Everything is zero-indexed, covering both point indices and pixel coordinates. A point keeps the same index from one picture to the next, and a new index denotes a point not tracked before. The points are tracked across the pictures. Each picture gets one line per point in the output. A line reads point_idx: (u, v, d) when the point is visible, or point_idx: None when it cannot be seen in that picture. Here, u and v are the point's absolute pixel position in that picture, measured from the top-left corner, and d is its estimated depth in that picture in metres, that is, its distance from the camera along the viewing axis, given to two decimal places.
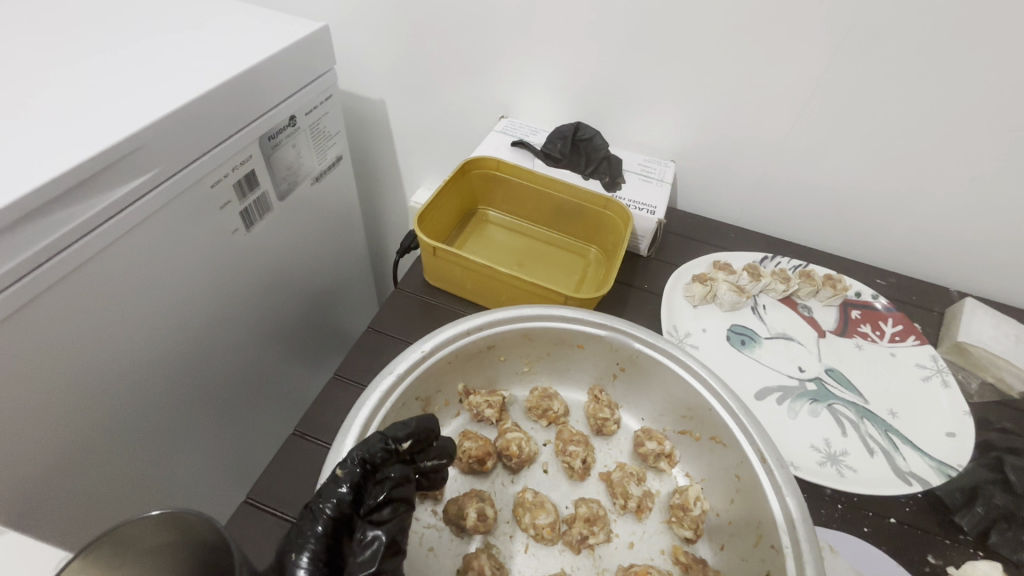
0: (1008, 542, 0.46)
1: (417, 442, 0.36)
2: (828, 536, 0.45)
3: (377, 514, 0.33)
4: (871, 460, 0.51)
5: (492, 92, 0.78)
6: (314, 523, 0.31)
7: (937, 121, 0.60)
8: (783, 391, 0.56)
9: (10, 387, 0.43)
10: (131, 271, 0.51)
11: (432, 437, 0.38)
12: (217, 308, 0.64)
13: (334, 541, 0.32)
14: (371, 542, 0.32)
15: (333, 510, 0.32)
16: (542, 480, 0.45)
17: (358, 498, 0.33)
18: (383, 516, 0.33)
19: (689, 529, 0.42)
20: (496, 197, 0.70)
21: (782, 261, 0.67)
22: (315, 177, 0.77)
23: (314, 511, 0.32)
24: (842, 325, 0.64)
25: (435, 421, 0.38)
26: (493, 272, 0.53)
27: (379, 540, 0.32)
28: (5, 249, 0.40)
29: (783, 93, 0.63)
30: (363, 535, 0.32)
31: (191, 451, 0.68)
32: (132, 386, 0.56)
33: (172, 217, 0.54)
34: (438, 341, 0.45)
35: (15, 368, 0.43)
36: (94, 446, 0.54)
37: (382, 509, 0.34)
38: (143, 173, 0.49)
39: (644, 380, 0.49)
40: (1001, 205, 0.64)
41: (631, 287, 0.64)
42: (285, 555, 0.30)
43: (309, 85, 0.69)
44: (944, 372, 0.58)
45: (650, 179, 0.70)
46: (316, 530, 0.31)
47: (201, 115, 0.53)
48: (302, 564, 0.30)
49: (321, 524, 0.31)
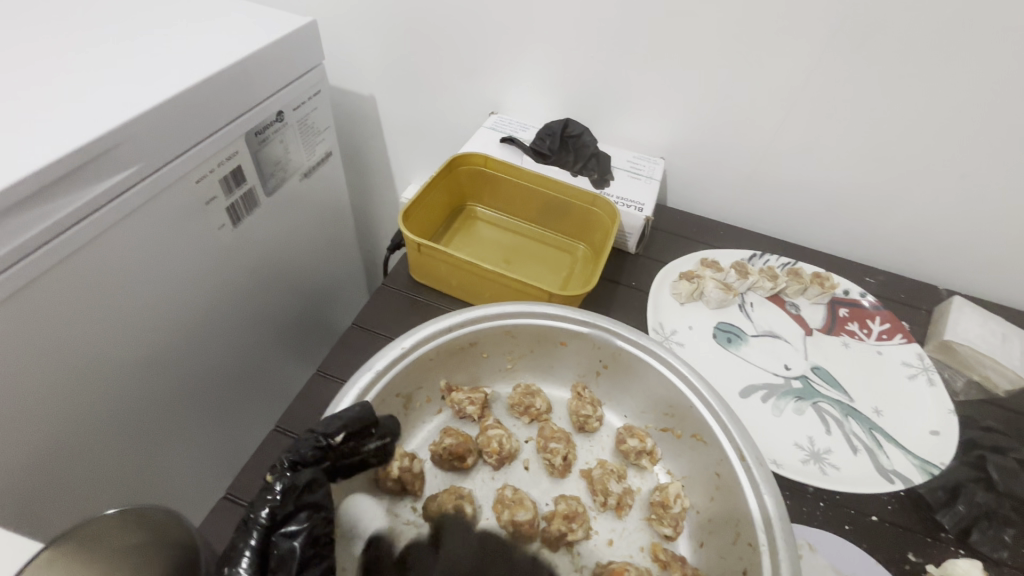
0: (990, 540, 0.46)
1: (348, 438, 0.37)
2: (808, 534, 0.45)
3: (293, 523, 0.33)
4: (854, 458, 0.51)
5: (482, 88, 0.78)
6: (245, 535, 0.32)
7: (925, 119, 0.59)
8: (768, 389, 0.56)
9: None
10: (114, 266, 0.51)
11: (369, 426, 0.38)
12: (203, 304, 0.64)
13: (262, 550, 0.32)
14: (291, 554, 0.32)
15: (264, 518, 0.32)
16: (523, 477, 0.45)
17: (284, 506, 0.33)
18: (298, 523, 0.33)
19: (669, 526, 0.42)
20: (484, 194, 0.70)
21: (770, 259, 0.67)
22: (304, 173, 0.77)
23: (245, 523, 0.32)
24: (830, 323, 0.63)
25: (369, 410, 0.38)
26: (477, 269, 0.53)
27: (293, 550, 0.32)
28: None
29: (772, 89, 0.63)
30: (279, 546, 0.32)
31: (173, 446, 0.67)
32: (115, 382, 0.56)
33: (155, 212, 0.54)
34: (419, 337, 0.45)
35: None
36: (73, 441, 0.53)
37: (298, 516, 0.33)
38: (125, 168, 0.49)
39: (627, 377, 0.49)
40: (990, 203, 0.63)
41: (618, 285, 0.64)
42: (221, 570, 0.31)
43: (297, 81, 0.68)
44: (930, 370, 0.58)
45: (639, 176, 0.70)
46: (248, 543, 0.32)
47: (184, 111, 0.52)
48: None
49: (253, 536, 0.32)
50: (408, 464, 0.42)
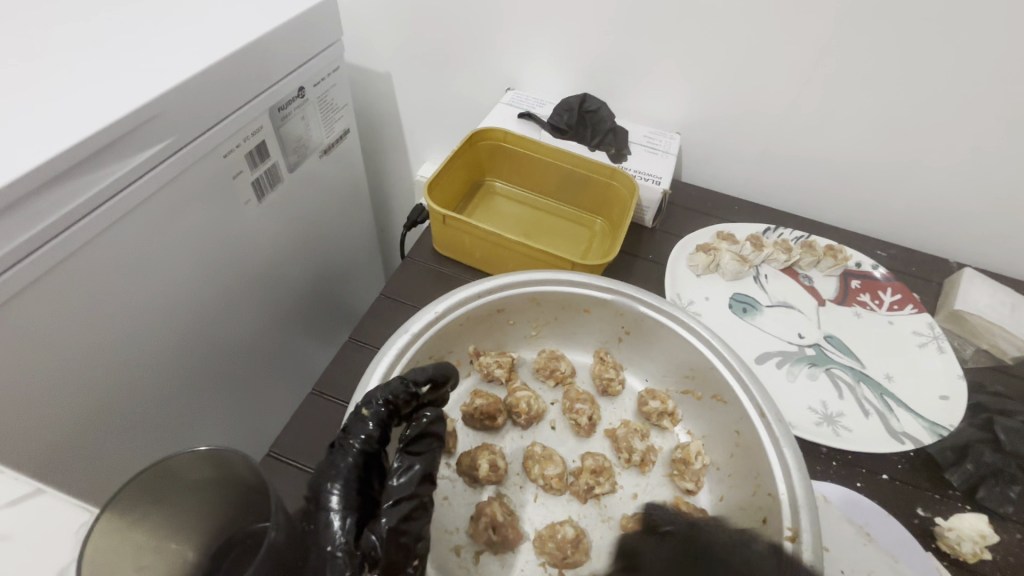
0: (997, 496, 0.48)
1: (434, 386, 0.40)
2: (823, 488, 0.47)
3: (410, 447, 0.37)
4: (866, 421, 0.52)
5: (497, 65, 0.79)
6: (344, 456, 0.34)
7: (939, 93, 0.60)
8: (783, 356, 0.58)
9: (40, 343, 0.46)
10: (151, 235, 0.53)
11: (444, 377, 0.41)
12: (231, 278, 0.66)
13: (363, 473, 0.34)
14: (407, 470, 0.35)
15: (362, 445, 0.35)
16: (550, 436, 0.47)
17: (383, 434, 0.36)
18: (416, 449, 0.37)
19: (690, 481, 0.45)
20: (502, 169, 0.71)
21: (784, 232, 0.68)
22: (323, 149, 0.78)
23: (343, 446, 0.34)
24: (842, 294, 0.65)
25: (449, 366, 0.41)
26: (502, 240, 0.54)
27: (415, 469, 0.35)
28: (35, 212, 0.42)
29: (788, 63, 0.64)
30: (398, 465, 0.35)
31: (206, 415, 0.70)
32: (152, 352, 0.58)
33: (187, 185, 0.55)
34: (451, 302, 0.46)
35: (44, 325, 0.46)
36: (116, 405, 0.56)
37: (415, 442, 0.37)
38: (158, 142, 0.50)
39: (649, 342, 0.51)
40: (1004, 174, 0.64)
41: (635, 258, 0.66)
42: (320, 484, 0.33)
43: (317, 56, 0.69)
44: (940, 339, 0.60)
45: (655, 150, 0.71)
46: (346, 461, 0.34)
47: (211, 85, 0.54)
48: (335, 491, 0.32)
49: (351, 456, 0.34)
50: None
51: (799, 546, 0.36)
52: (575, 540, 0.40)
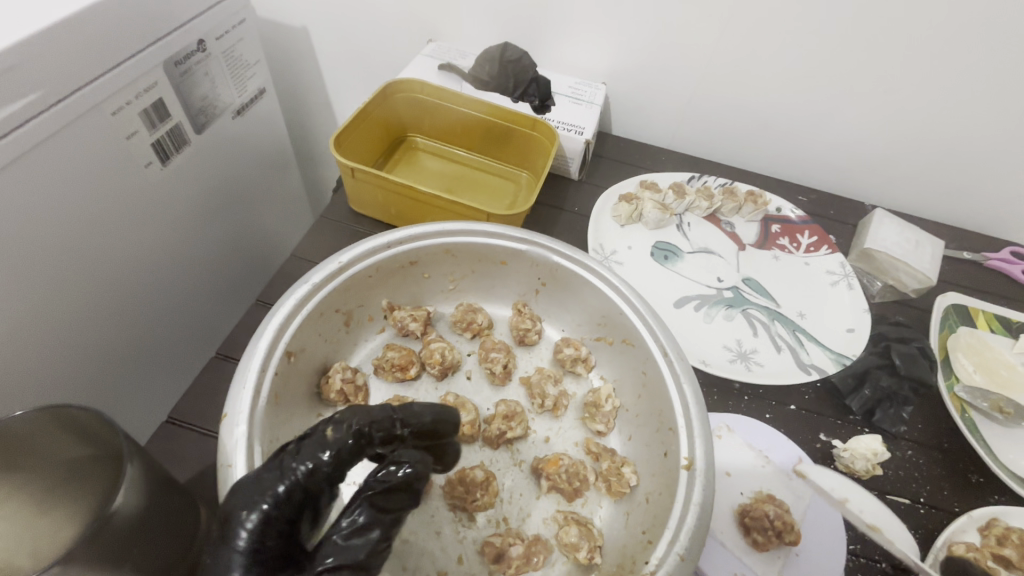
0: (891, 418, 0.50)
1: (429, 433, 0.35)
2: (728, 419, 0.49)
3: (355, 519, 0.31)
4: (777, 355, 0.55)
5: (418, 15, 0.75)
6: (281, 481, 0.31)
7: (849, 34, 0.61)
8: (701, 299, 0.59)
9: None
10: (34, 200, 0.49)
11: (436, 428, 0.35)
12: (136, 249, 0.62)
13: (297, 502, 0.31)
14: (352, 529, 0.30)
15: (305, 471, 0.31)
16: (465, 386, 0.47)
17: (337, 467, 0.32)
18: (364, 520, 0.31)
19: (601, 423, 0.45)
20: (423, 123, 0.68)
21: (708, 180, 0.69)
22: (235, 111, 0.74)
23: (284, 470, 0.31)
24: (762, 239, 0.66)
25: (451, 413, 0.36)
26: (415, 193, 0.53)
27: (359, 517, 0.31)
28: None
29: (706, 7, 0.63)
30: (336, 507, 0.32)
31: (126, 392, 0.67)
32: (49, 327, 0.54)
33: (70, 144, 0.51)
34: (357, 253, 0.44)
35: None
36: (12, 383, 0.52)
37: (358, 517, 0.31)
38: (24, 95, 0.45)
39: (564, 292, 0.51)
40: (912, 113, 0.66)
41: (560, 211, 0.65)
42: (238, 511, 0.30)
43: (215, 7, 0.64)
44: (850, 277, 0.62)
45: (580, 101, 0.69)
46: (278, 489, 0.30)
47: (85, 32, 0.49)
48: (250, 521, 0.29)
49: (283, 485, 0.31)
50: (350, 377, 0.44)
51: (693, 473, 0.37)
52: (483, 482, 0.40)
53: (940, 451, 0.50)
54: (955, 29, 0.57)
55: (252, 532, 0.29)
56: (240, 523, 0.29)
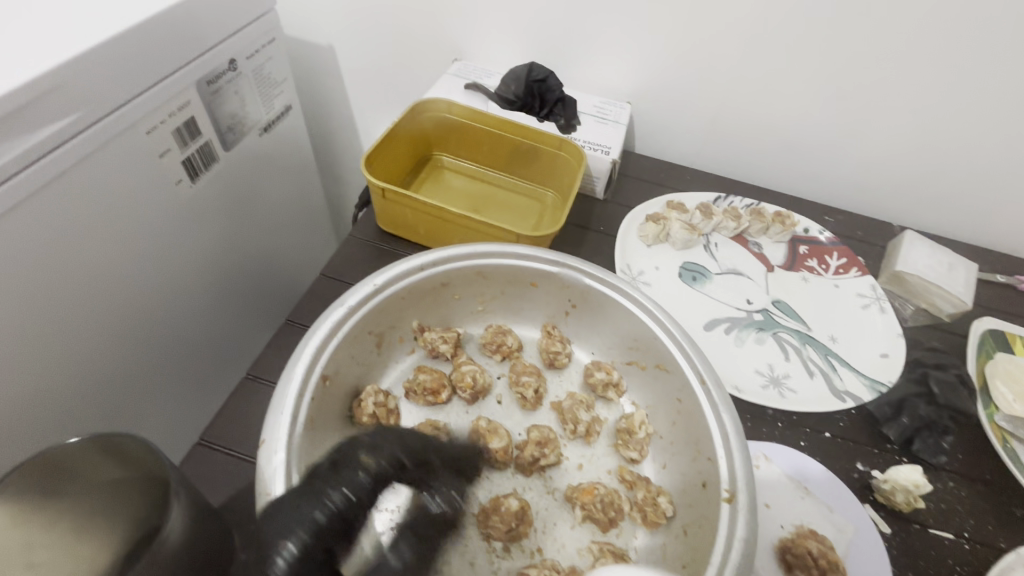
0: (931, 448, 0.49)
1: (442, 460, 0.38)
2: (764, 447, 0.48)
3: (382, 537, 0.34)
4: (810, 381, 0.53)
5: (444, 34, 0.76)
6: (317, 508, 0.31)
7: (880, 56, 0.61)
8: (730, 322, 0.58)
9: None
10: (70, 217, 0.49)
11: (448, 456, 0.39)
12: (166, 267, 0.62)
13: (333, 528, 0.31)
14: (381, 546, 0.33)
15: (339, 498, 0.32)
16: (496, 410, 0.46)
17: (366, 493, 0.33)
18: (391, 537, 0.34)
19: (634, 451, 0.45)
20: (449, 142, 0.68)
21: (734, 200, 0.68)
22: (263, 128, 0.74)
23: (321, 496, 0.31)
24: (790, 260, 0.66)
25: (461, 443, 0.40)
26: (445, 214, 0.52)
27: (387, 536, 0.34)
28: None
29: (733, 28, 0.63)
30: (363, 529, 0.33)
31: (154, 410, 0.67)
32: (81, 345, 0.54)
33: (106, 163, 0.52)
34: (391, 275, 0.44)
35: None
36: (45, 400, 0.52)
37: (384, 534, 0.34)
38: (65, 115, 0.46)
39: (595, 315, 0.50)
40: (943, 134, 0.65)
41: (586, 230, 0.65)
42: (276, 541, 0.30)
43: (247, 27, 0.65)
44: (881, 300, 0.61)
45: (606, 120, 0.70)
46: (315, 516, 0.31)
47: (125, 53, 0.50)
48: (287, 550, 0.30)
49: (321, 510, 0.31)
50: (382, 400, 0.43)
51: (735, 507, 0.36)
52: (518, 512, 0.39)
53: (982, 484, 0.48)
54: (989, 52, 0.57)
55: (290, 560, 0.30)
56: (276, 551, 0.30)
